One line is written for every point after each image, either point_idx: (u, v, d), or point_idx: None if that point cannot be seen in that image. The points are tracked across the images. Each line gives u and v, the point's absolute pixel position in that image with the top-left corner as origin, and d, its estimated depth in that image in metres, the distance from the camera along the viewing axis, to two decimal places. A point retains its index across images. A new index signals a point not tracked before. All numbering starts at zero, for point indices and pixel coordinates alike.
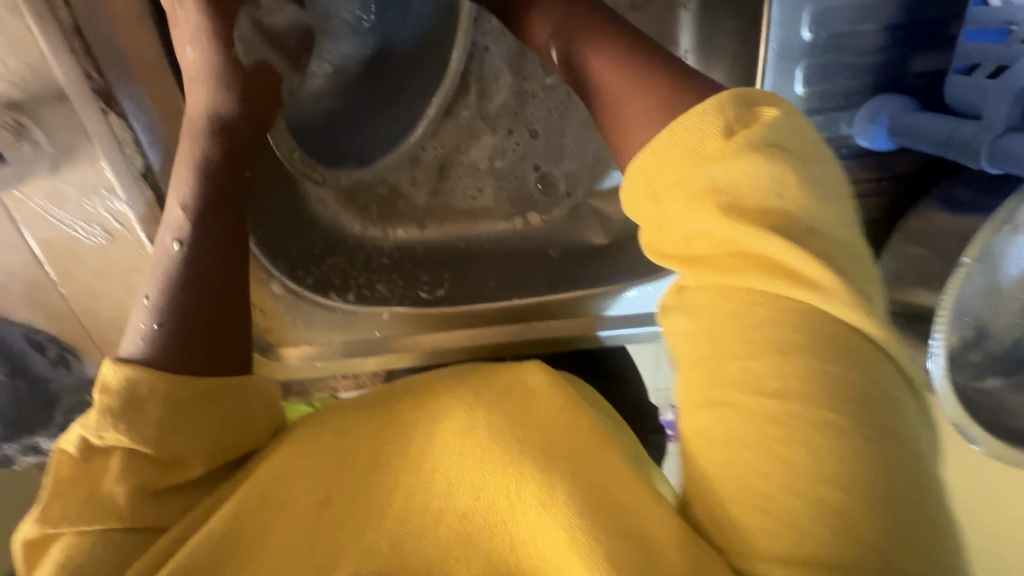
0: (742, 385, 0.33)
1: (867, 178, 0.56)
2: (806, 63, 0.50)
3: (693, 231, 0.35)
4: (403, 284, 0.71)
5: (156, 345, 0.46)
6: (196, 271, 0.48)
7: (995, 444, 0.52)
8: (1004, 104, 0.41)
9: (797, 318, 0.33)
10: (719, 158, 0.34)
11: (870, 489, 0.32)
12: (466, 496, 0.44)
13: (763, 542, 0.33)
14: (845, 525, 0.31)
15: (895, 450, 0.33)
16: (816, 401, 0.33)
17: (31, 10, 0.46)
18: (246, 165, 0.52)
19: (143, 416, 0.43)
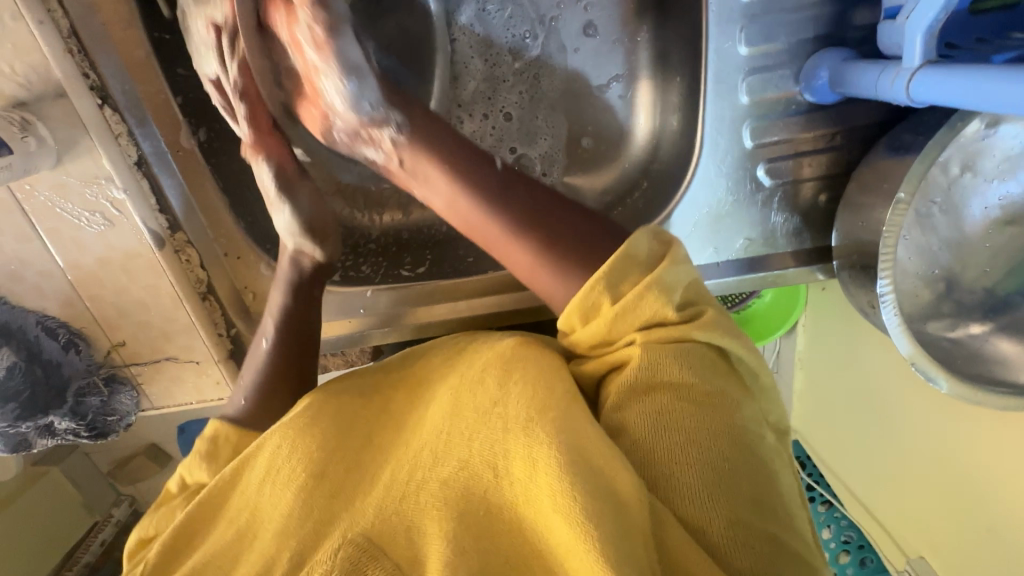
0: (676, 393, 0.42)
1: (819, 133, 0.58)
2: (744, 24, 0.54)
3: (632, 314, 0.44)
4: (386, 264, 0.76)
5: (248, 404, 0.59)
6: (289, 343, 0.61)
7: (960, 386, 0.52)
8: (918, 43, 0.42)
9: (708, 364, 0.44)
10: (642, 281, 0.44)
11: (755, 478, 0.40)
12: (449, 462, 0.44)
13: (697, 516, 0.38)
14: (750, 496, 0.39)
15: (768, 456, 0.42)
16: (727, 405, 0.42)
17: (34, 17, 0.52)
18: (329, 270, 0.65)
19: (219, 457, 0.54)
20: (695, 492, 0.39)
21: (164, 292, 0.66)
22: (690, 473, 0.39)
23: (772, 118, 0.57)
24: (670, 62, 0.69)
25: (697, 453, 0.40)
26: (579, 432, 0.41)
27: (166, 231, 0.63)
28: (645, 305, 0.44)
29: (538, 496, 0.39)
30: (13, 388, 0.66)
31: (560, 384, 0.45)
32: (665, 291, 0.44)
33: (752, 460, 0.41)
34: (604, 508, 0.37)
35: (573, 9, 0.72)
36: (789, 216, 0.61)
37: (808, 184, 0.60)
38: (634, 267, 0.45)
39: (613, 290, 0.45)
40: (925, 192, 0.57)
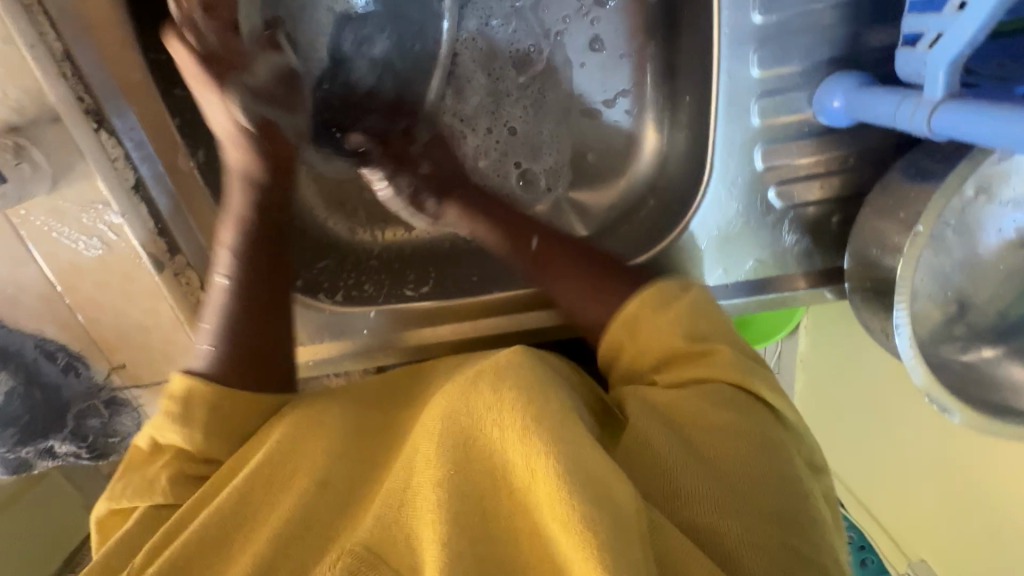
0: (689, 414, 0.47)
1: (831, 156, 0.57)
2: (757, 46, 0.53)
3: (653, 349, 0.53)
4: (389, 283, 0.74)
5: (216, 357, 0.54)
6: (249, 294, 0.56)
7: (976, 416, 0.52)
8: (941, 74, 0.41)
9: (720, 386, 0.49)
10: (665, 312, 0.53)
11: (767, 492, 0.42)
12: (441, 463, 0.42)
13: (714, 527, 0.40)
14: (766, 509, 0.41)
15: (789, 469, 0.44)
16: (742, 424, 0.46)
17: (24, 40, 0.50)
18: (275, 208, 0.60)
19: (193, 417, 0.50)
20: (704, 500, 0.41)
21: (164, 314, 0.65)
22: (696, 481, 0.42)
23: (784, 141, 0.56)
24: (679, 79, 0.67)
25: (704, 467, 0.43)
26: (576, 440, 0.41)
27: (165, 255, 0.61)
28: (665, 334, 0.53)
29: (538, 501, 0.39)
30: (14, 412, 0.67)
31: (553, 395, 0.45)
32: (682, 322, 0.53)
33: (769, 478, 0.43)
34: (603, 514, 0.37)
35: (580, 23, 0.70)
36: (801, 237, 0.60)
37: (820, 206, 0.59)
38: (651, 308, 0.55)
39: (635, 330, 0.55)
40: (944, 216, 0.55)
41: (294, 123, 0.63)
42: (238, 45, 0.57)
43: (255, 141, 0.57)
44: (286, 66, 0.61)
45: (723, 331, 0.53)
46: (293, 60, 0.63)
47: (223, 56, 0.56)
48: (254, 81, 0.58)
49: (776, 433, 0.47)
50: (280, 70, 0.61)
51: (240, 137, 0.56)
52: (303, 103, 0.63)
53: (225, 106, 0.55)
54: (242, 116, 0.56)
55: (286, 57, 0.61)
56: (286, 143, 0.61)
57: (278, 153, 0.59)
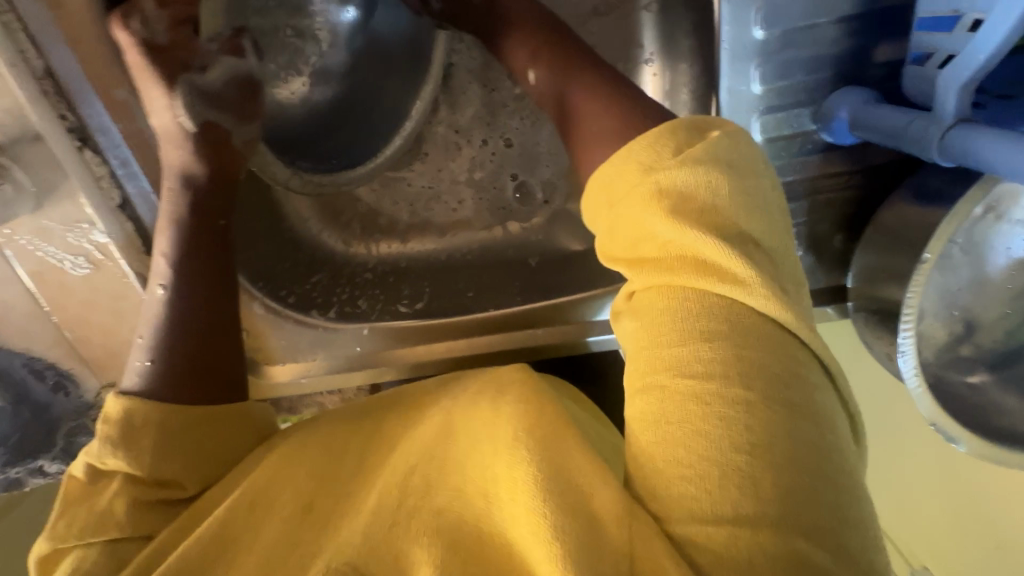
0: (678, 366, 0.35)
1: (835, 172, 0.55)
2: (759, 61, 0.51)
3: (644, 240, 0.38)
4: (383, 299, 0.72)
5: (153, 374, 0.48)
6: (191, 299, 0.51)
7: (982, 443, 0.50)
8: (952, 96, 0.39)
9: (733, 320, 0.35)
10: (648, 184, 0.37)
11: (791, 485, 0.32)
12: (442, 491, 0.42)
13: (698, 521, 0.33)
14: (774, 502, 0.32)
15: (818, 446, 0.33)
16: (753, 378, 0.34)
17: (4, 58, 0.49)
18: (219, 216, 0.55)
19: (137, 443, 0.45)
20: (699, 500, 0.33)
21: None
22: (690, 478, 0.33)
23: (787, 158, 0.55)
24: (679, 92, 0.69)
25: (705, 455, 0.33)
26: (569, 455, 0.40)
27: (153, 273, 0.60)
28: (648, 220, 0.37)
29: (521, 519, 0.37)
30: (3, 432, 0.66)
31: (549, 414, 0.43)
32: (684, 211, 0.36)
33: (788, 464, 0.33)
34: (576, 522, 0.36)
35: (578, 33, 0.69)
36: (804, 254, 0.58)
37: (824, 224, 0.57)
38: (643, 166, 0.38)
39: (614, 205, 0.40)
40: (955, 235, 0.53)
41: (243, 134, 0.59)
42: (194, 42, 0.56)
43: (197, 141, 0.54)
44: (247, 72, 0.60)
45: (751, 220, 0.37)
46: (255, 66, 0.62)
47: (174, 49, 0.54)
48: (204, 81, 0.56)
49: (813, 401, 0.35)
50: (239, 75, 0.60)
51: (184, 134, 0.54)
52: (258, 114, 0.61)
53: (168, 97, 0.53)
54: (185, 112, 0.54)
55: (248, 63, 0.61)
56: (233, 157, 0.57)
57: (221, 160, 0.56)
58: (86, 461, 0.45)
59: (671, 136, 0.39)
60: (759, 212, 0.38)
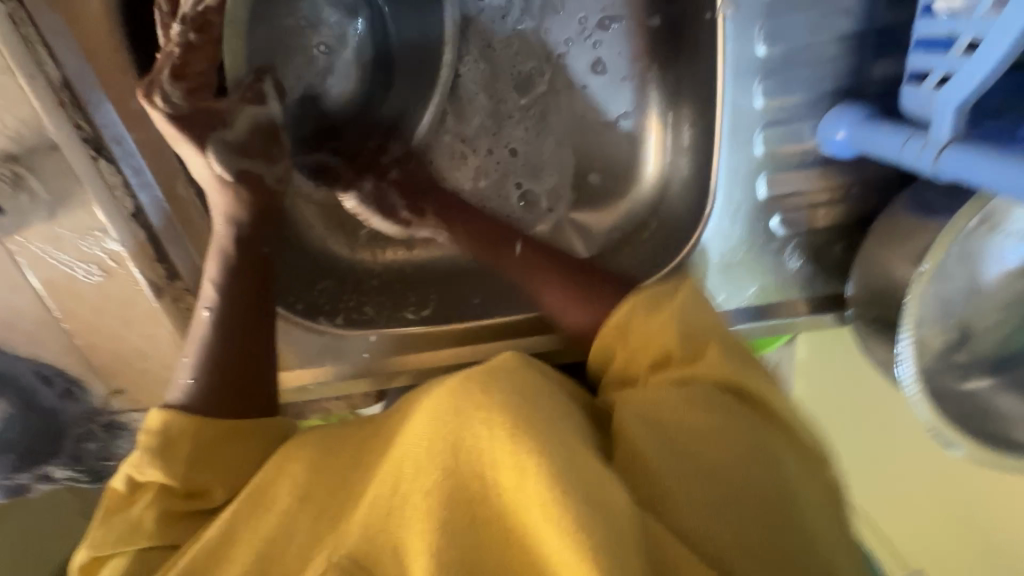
0: (675, 417, 0.45)
1: (835, 184, 0.57)
2: (762, 77, 0.53)
3: (639, 359, 0.54)
4: (390, 305, 0.73)
5: (197, 387, 0.52)
6: (232, 320, 0.55)
7: (976, 447, 0.52)
8: (948, 117, 0.41)
9: (707, 384, 0.48)
10: (654, 315, 0.54)
11: (761, 493, 0.41)
12: (431, 473, 0.40)
13: (695, 525, 0.39)
14: (749, 516, 0.39)
15: (784, 484, 0.42)
16: (724, 421, 0.45)
17: (23, 72, 0.49)
18: (263, 243, 0.59)
19: (174, 454, 0.47)
20: (693, 508, 0.40)
21: (163, 339, 0.64)
22: (682, 485, 0.41)
23: (788, 170, 0.56)
24: (681, 104, 0.68)
25: (695, 470, 0.41)
26: (570, 444, 0.40)
27: (164, 280, 0.61)
28: (654, 333, 0.53)
29: (530, 509, 0.37)
30: (9, 438, 0.66)
31: (538, 403, 0.42)
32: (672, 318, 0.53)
33: (753, 476, 0.42)
34: (591, 509, 0.36)
35: (582, 46, 0.70)
36: (805, 263, 0.60)
37: (823, 234, 0.59)
38: (642, 310, 0.55)
39: (629, 336, 0.55)
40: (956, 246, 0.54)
41: (274, 172, 0.60)
42: (214, 103, 0.54)
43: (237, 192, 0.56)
44: (270, 120, 0.59)
45: (714, 327, 0.54)
46: (276, 112, 0.60)
47: (199, 116, 0.53)
48: (232, 137, 0.56)
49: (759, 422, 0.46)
50: (262, 124, 0.59)
51: (223, 183, 0.55)
52: (285, 155, 0.61)
53: (203, 155, 0.54)
54: (220, 166, 0.54)
55: (269, 110, 0.59)
56: (266, 191, 0.59)
57: (263, 202, 0.58)
58: (126, 473, 0.47)
59: (648, 300, 0.56)
60: (716, 327, 0.53)
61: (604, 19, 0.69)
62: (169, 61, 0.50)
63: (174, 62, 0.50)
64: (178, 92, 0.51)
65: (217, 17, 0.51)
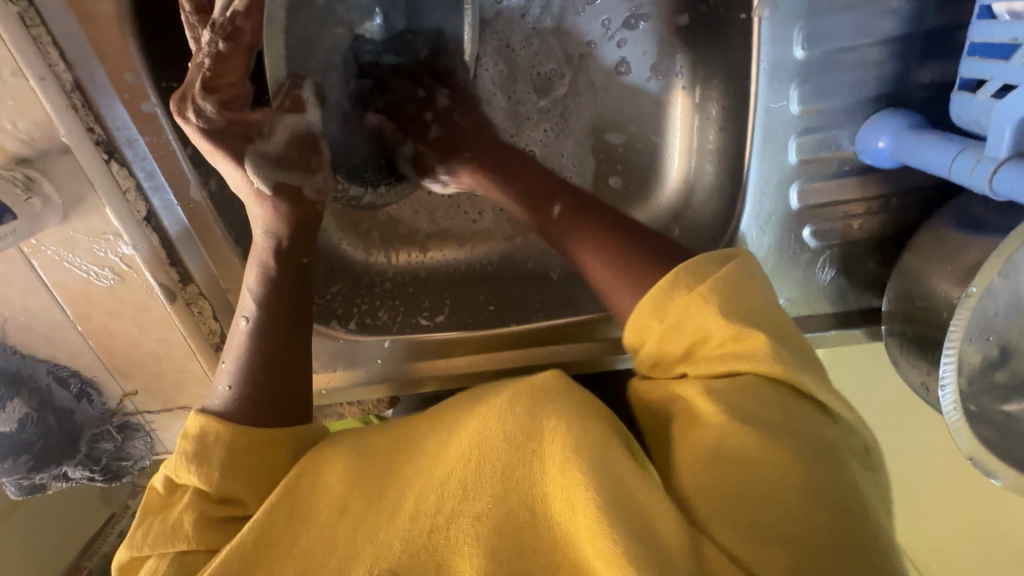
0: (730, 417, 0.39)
1: (871, 195, 0.54)
2: (799, 81, 0.50)
3: (697, 346, 0.42)
4: (403, 311, 0.71)
5: (235, 396, 0.51)
6: (272, 331, 0.53)
7: (1020, 478, 0.50)
8: (1007, 134, 0.38)
9: (771, 388, 0.40)
10: (692, 291, 0.43)
11: (836, 514, 0.35)
12: (481, 498, 0.40)
13: (755, 545, 0.34)
14: (821, 530, 0.34)
15: (851, 486, 0.37)
16: (786, 434, 0.38)
17: (33, 73, 0.48)
18: (303, 254, 0.56)
19: (210, 458, 0.47)
20: (749, 526, 0.35)
21: (176, 344, 0.63)
22: (745, 511, 0.36)
23: (823, 180, 0.53)
24: (708, 106, 0.64)
25: (757, 490, 0.36)
26: (619, 472, 0.39)
27: (177, 285, 0.60)
28: (695, 320, 0.42)
29: (581, 539, 0.37)
30: (26, 437, 0.64)
31: (592, 429, 0.41)
32: (726, 302, 0.42)
33: (831, 500, 0.35)
34: (639, 542, 0.35)
35: (605, 47, 0.67)
36: (836, 275, 0.57)
37: (857, 246, 0.56)
38: (683, 282, 0.44)
39: (664, 317, 0.43)
40: (1008, 262, 0.50)
41: (315, 183, 0.55)
42: (250, 113, 0.49)
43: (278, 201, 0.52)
44: (308, 129, 0.53)
45: (772, 310, 0.43)
46: (317, 121, 0.54)
47: (233, 128, 0.49)
48: (270, 148, 0.51)
49: (823, 434, 0.39)
50: (301, 134, 0.53)
51: (263, 198, 0.51)
52: (326, 163, 0.56)
53: (241, 168, 0.50)
54: (258, 177, 0.51)
55: (309, 119, 0.53)
56: (311, 200, 0.55)
57: (304, 213, 0.54)
58: (165, 474, 0.48)
59: (693, 274, 0.44)
60: (768, 310, 0.43)
61: (631, 18, 0.66)
62: (200, 73, 0.47)
63: (206, 74, 0.47)
64: (211, 106, 0.47)
65: (246, 24, 0.46)
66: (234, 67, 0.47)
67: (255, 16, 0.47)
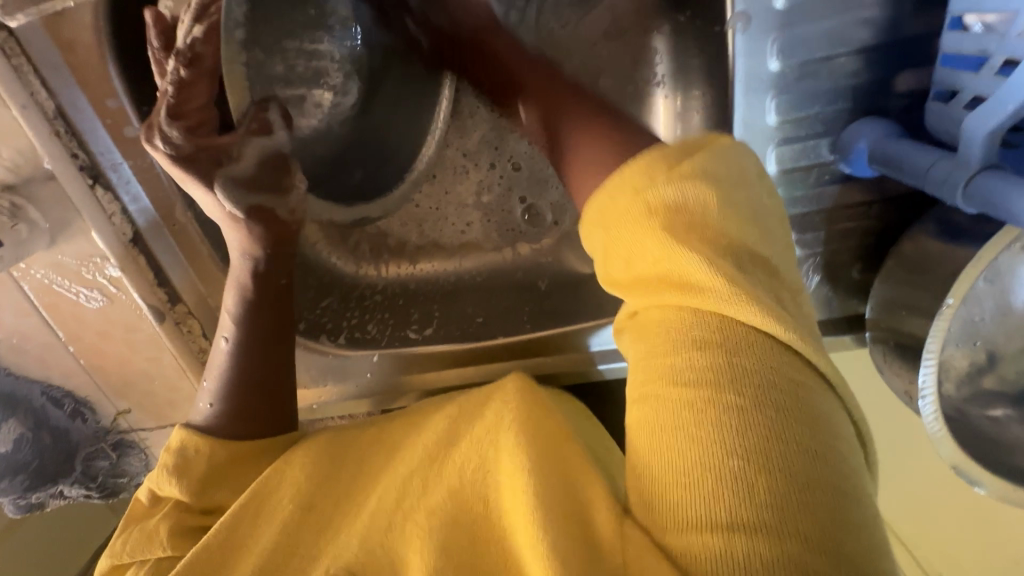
0: (671, 375, 0.32)
1: (854, 202, 0.54)
2: (774, 92, 0.50)
3: (635, 262, 0.35)
4: (393, 323, 0.71)
5: (217, 413, 0.51)
6: (253, 347, 0.54)
7: (1005, 486, 0.50)
8: (979, 144, 0.38)
9: (727, 329, 0.32)
10: (639, 201, 0.35)
11: (776, 491, 0.29)
12: (438, 490, 0.44)
13: (689, 528, 0.30)
14: (775, 513, 0.29)
15: (823, 453, 0.31)
16: (745, 389, 0.31)
17: (16, 102, 0.49)
18: (283, 275, 0.57)
19: (191, 469, 0.47)
20: (691, 505, 0.30)
21: (167, 362, 0.64)
22: (683, 486, 0.31)
23: (804, 188, 0.53)
24: (690, 115, 0.64)
25: (698, 463, 0.30)
26: (558, 472, 0.42)
27: (166, 305, 0.61)
28: (645, 248, 0.34)
29: (525, 540, 0.38)
30: (21, 459, 0.66)
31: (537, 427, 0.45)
32: (669, 220, 0.34)
33: (792, 474, 0.30)
34: (570, 535, 0.37)
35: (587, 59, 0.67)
36: (821, 282, 0.57)
37: (841, 254, 0.56)
38: (634, 188, 0.36)
39: (610, 228, 0.36)
40: (994, 267, 0.50)
41: (289, 203, 0.58)
42: (217, 137, 0.51)
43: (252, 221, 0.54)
44: (277, 150, 0.56)
45: (736, 222, 0.34)
46: (284, 141, 0.57)
47: (202, 153, 0.50)
48: (239, 170, 0.53)
49: (800, 386, 0.32)
50: (268, 155, 0.56)
51: (235, 221, 0.53)
52: (295, 183, 0.59)
53: (212, 193, 0.51)
54: (230, 202, 0.52)
55: (276, 140, 0.56)
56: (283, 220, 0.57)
57: (279, 234, 0.56)
58: (148, 485, 0.49)
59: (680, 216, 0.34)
60: (756, 223, 0.35)
61: (611, 29, 0.66)
62: (164, 102, 0.47)
63: (171, 102, 0.47)
64: (178, 133, 0.48)
65: (206, 50, 0.46)
66: (195, 95, 0.47)
67: (215, 41, 0.46)
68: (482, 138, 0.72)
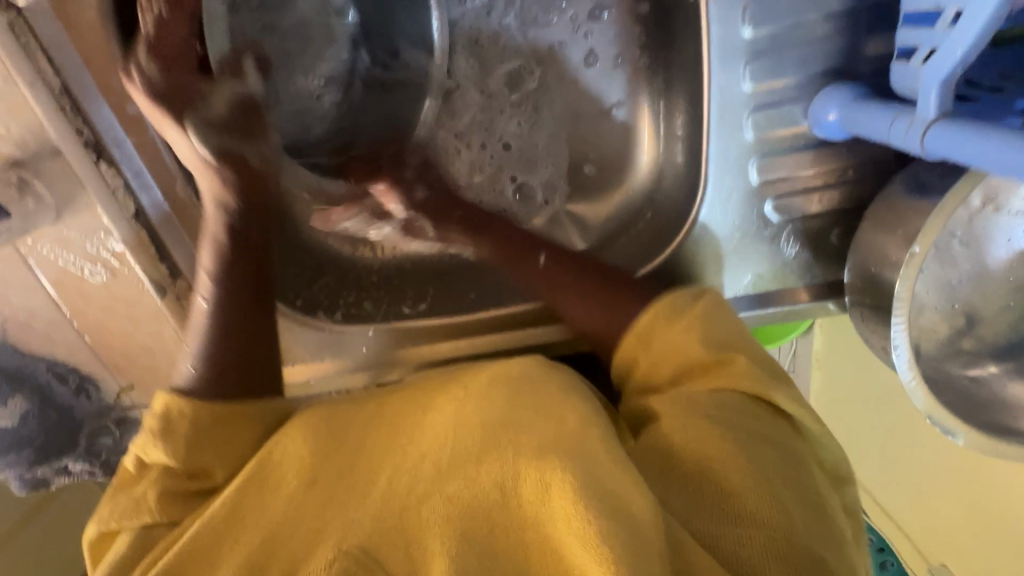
0: (706, 426, 0.45)
1: (829, 167, 0.56)
2: (748, 60, 0.53)
3: (659, 362, 0.53)
4: (388, 301, 0.71)
5: (201, 375, 0.52)
6: (234, 310, 0.56)
7: (980, 436, 0.51)
8: (934, 92, 0.40)
9: (736, 400, 0.47)
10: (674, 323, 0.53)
11: (789, 506, 0.41)
12: (456, 479, 0.43)
13: (732, 532, 0.40)
14: (789, 517, 0.41)
15: (810, 483, 0.44)
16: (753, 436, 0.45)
17: (24, 78, 0.51)
18: (258, 236, 0.59)
19: (176, 435, 0.49)
20: (733, 519, 0.41)
21: (168, 337, 0.66)
22: (723, 500, 0.41)
23: (778, 154, 0.55)
24: (672, 91, 0.67)
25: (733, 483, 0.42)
26: (596, 458, 0.41)
27: (167, 280, 0.63)
28: (682, 347, 0.52)
29: (560, 521, 0.39)
30: (26, 434, 0.67)
31: (540, 410, 0.45)
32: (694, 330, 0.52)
33: (794, 492, 0.42)
34: (610, 522, 0.37)
35: (572, 39, 0.70)
36: (801, 249, 0.58)
37: (818, 220, 0.58)
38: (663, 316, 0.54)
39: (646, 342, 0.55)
40: (952, 224, 0.52)
41: (258, 152, 0.59)
42: (194, 80, 0.53)
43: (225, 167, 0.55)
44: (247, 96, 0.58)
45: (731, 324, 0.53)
46: (256, 91, 0.60)
47: (176, 95, 0.52)
48: (213, 113, 0.55)
49: (789, 436, 0.47)
50: (239, 100, 0.58)
51: (210, 167, 0.55)
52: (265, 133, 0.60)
53: (186, 134, 0.53)
54: (204, 146, 0.54)
55: (248, 88, 0.59)
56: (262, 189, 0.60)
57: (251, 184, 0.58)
58: (133, 453, 0.50)
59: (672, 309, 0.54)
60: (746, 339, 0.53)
61: (595, 10, 0.69)
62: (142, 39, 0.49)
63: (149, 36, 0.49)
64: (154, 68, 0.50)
65: None
66: (174, 30, 0.51)
67: None
68: (472, 118, 0.74)
